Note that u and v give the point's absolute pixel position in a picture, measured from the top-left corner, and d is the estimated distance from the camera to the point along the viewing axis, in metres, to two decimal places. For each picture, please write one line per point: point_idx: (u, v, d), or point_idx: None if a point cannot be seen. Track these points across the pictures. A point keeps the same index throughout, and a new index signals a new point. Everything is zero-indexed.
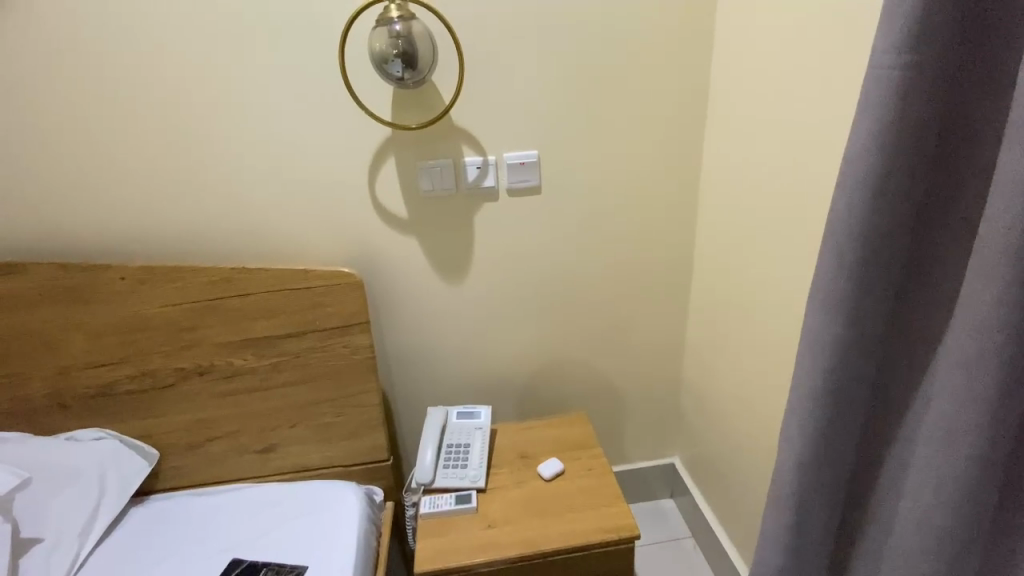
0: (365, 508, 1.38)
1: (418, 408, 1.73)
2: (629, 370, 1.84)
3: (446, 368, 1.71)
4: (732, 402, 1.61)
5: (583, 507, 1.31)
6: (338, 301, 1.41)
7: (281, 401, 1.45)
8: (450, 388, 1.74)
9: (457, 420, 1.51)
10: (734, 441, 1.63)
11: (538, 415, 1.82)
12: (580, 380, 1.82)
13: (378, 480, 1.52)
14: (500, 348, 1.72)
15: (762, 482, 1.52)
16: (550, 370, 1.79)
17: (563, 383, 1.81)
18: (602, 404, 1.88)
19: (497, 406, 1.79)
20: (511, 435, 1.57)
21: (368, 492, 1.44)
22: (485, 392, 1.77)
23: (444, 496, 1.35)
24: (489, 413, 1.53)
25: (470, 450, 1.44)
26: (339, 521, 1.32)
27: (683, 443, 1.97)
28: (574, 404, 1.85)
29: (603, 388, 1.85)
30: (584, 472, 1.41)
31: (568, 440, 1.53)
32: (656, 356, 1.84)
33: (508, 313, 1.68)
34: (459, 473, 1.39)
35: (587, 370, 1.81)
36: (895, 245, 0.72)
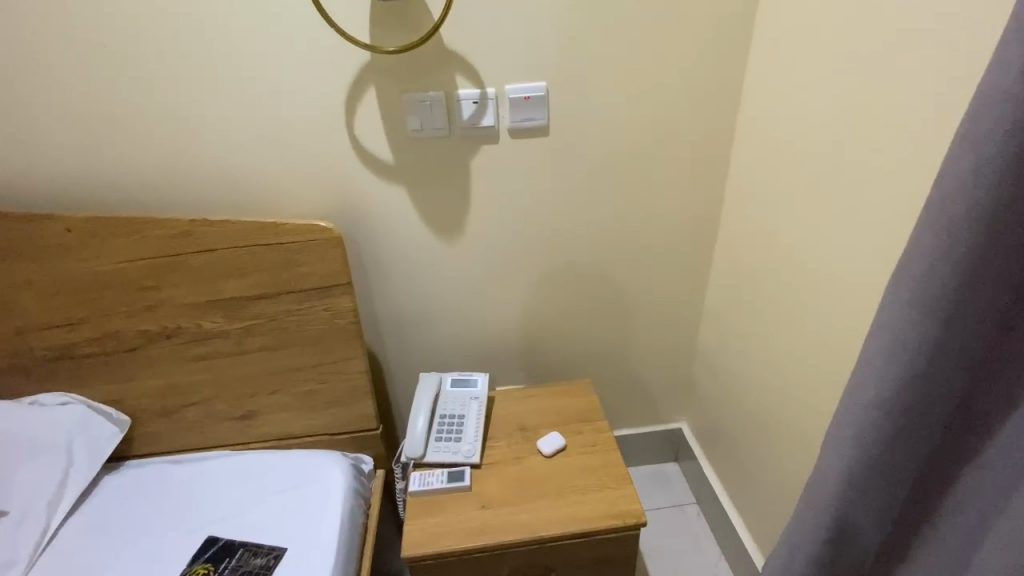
0: (352, 482, 1.29)
1: (410, 372, 1.61)
2: (639, 335, 1.69)
3: (439, 331, 1.57)
4: (750, 376, 1.47)
5: (584, 489, 1.20)
6: (315, 260, 1.25)
7: (258, 367, 1.32)
8: (444, 353, 1.60)
9: (451, 388, 1.41)
10: (748, 416, 1.51)
11: (539, 379, 1.70)
12: (586, 345, 1.68)
13: (368, 449, 1.43)
14: (498, 310, 1.57)
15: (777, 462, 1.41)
16: (553, 334, 1.64)
17: (565, 348, 1.67)
18: (608, 369, 1.75)
19: (495, 371, 1.67)
20: (509, 405, 1.45)
21: (355, 464, 1.35)
22: (482, 357, 1.63)
23: (435, 472, 1.25)
24: (486, 381, 1.42)
25: (464, 422, 1.34)
26: (323, 497, 1.24)
27: (693, 410, 1.86)
28: (578, 369, 1.72)
29: (610, 353, 1.71)
30: (587, 449, 1.30)
31: (570, 412, 1.41)
32: (671, 322, 1.68)
33: (507, 273, 1.51)
34: (453, 447, 1.29)
35: (593, 335, 1.67)
36: (1010, 261, 0.55)
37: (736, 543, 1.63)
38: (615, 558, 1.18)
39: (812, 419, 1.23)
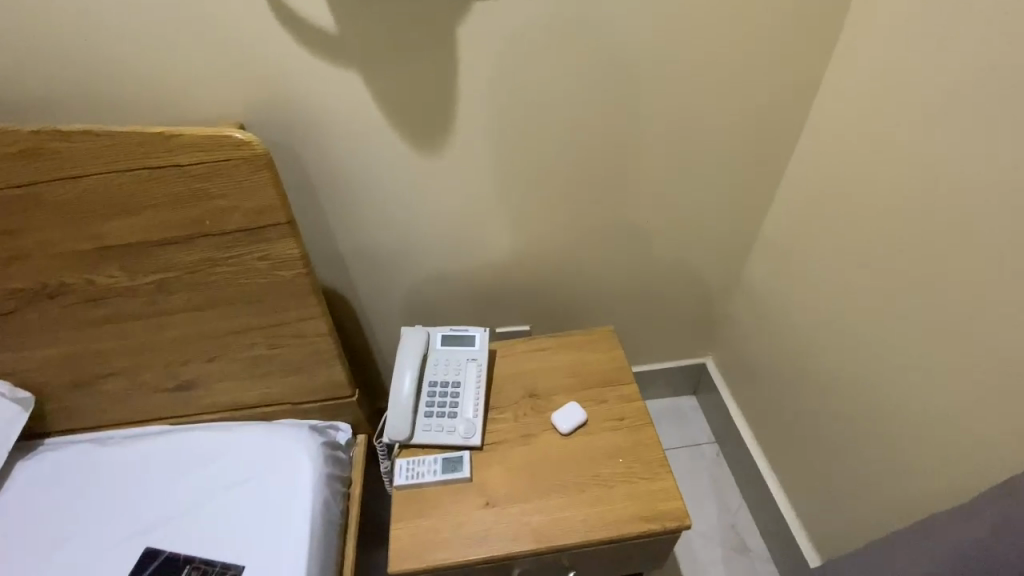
0: (323, 469, 1.04)
1: (390, 317, 1.29)
2: (672, 265, 1.37)
3: (419, 269, 1.22)
4: (811, 324, 1.18)
5: (611, 480, 0.97)
6: (236, 191, 0.87)
7: (185, 331, 1.00)
8: (431, 293, 1.27)
9: (442, 346, 1.12)
10: (801, 370, 1.24)
11: (546, 318, 1.41)
12: (606, 278, 1.36)
13: (344, 415, 1.17)
14: (501, 241, 1.21)
15: (833, 431, 1.16)
16: (567, 267, 1.31)
17: (581, 282, 1.35)
18: (629, 305, 1.44)
19: (494, 312, 1.36)
20: (515, 362, 1.17)
21: (326, 441, 1.10)
22: (479, 296, 1.31)
23: (426, 459, 1.01)
24: (485, 338, 1.12)
25: (460, 391, 1.07)
26: (287, 493, 1.00)
27: (722, 346, 1.60)
28: (594, 306, 1.41)
29: (634, 286, 1.40)
30: (613, 425, 1.05)
31: (590, 372, 1.14)
32: (714, 246, 1.35)
33: (512, 191, 1.13)
34: (447, 423, 1.04)
35: (615, 265, 1.34)
36: None
37: (761, 493, 1.47)
38: (645, 555, 0.99)
39: (902, 392, 0.96)
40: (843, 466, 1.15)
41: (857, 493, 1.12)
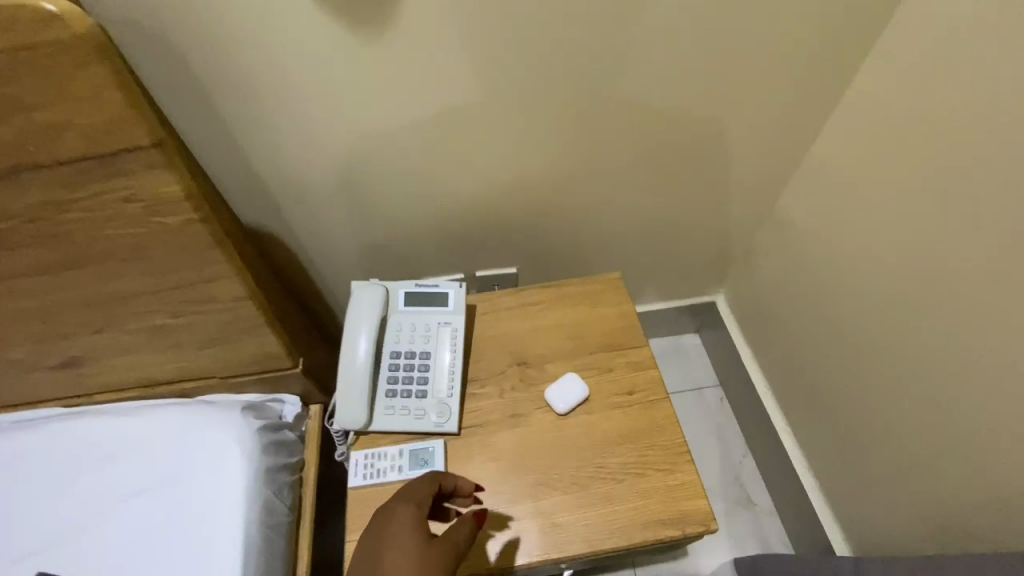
0: (262, 465, 0.84)
1: (338, 259, 1.05)
2: (687, 189, 1.10)
3: (375, 196, 0.96)
4: (864, 264, 0.96)
5: (622, 472, 0.79)
6: (58, 100, 0.56)
7: (50, 298, 0.74)
8: (387, 230, 1.02)
9: (405, 306, 0.87)
10: (842, 318, 1.04)
11: (536, 257, 1.16)
12: (607, 206, 1.10)
13: (291, 387, 0.96)
14: (471, 161, 0.94)
15: (876, 391, 0.99)
16: (559, 192, 1.04)
17: (576, 212, 1.09)
18: (632, 239, 1.19)
19: (468, 250, 1.11)
20: (499, 322, 0.94)
21: (263, 423, 0.89)
22: (449, 230, 1.06)
23: (388, 452, 0.80)
24: (461, 295, 0.88)
25: (431, 364, 0.84)
26: (215, 501, 0.80)
27: (737, 282, 1.38)
28: (590, 239, 1.16)
29: (639, 216, 1.14)
30: (623, 402, 0.85)
31: (593, 333, 0.92)
32: (741, 164, 1.08)
33: (491, 89, 0.85)
34: (416, 406, 0.82)
35: (618, 190, 1.07)
36: None
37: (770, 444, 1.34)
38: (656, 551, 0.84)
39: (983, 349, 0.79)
40: (879, 431, 1.00)
41: (898, 466, 0.97)
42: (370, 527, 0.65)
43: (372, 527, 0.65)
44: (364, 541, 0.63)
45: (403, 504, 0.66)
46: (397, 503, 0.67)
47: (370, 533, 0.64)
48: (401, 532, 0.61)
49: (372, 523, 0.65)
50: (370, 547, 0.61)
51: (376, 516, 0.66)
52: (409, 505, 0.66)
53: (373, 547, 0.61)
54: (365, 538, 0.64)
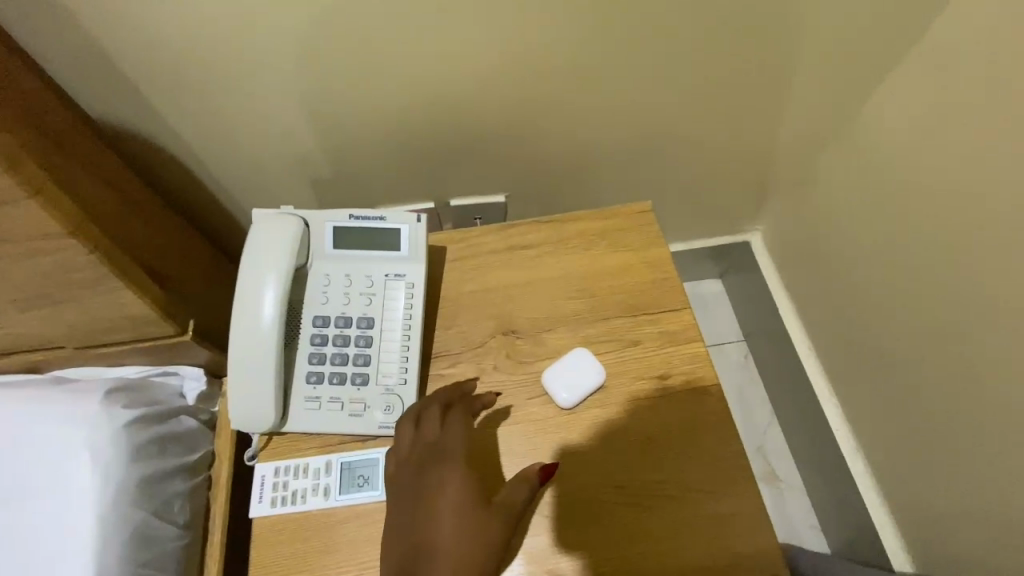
0: (132, 475, 0.60)
1: (242, 172, 0.75)
2: (731, 83, 0.78)
3: (261, 74, 0.65)
4: (938, 198, 0.64)
5: (649, 495, 0.54)
6: None
7: None
8: (310, 131, 0.72)
9: (335, 249, 0.58)
10: (900, 272, 0.74)
11: (531, 183, 0.86)
12: (619, 105, 0.77)
13: (188, 355, 0.69)
14: (404, 25, 0.63)
15: (953, 379, 0.70)
16: (550, 82, 0.72)
17: (583, 114, 0.77)
18: (657, 158, 0.87)
19: (434, 168, 0.80)
20: (475, 274, 0.66)
21: (139, 412, 0.63)
22: (399, 136, 0.74)
23: (307, 467, 0.54)
24: (422, 233, 0.58)
25: (373, 336, 0.57)
26: (56, 530, 0.56)
27: (773, 218, 1.05)
28: (601, 159, 0.84)
29: (667, 123, 0.82)
30: (654, 392, 0.59)
31: (610, 290, 0.65)
32: (806, 48, 0.75)
33: None
34: (351, 398, 0.55)
35: (638, 82, 0.75)
36: None
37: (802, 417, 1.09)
38: None
39: None
40: (950, 427, 0.73)
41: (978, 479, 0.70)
42: (404, 448, 0.51)
43: (404, 447, 0.51)
44: (399, 466, 0.50)
45: (443, 422, 0.52)
46: (433, 420, 0.52)
47: (406, 458, 0.50)
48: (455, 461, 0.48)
49: (405, 442, 0.51)
50: (412, 477, 0.48)
51: (406, 433, 0.51)
52: (454, 422, 0.51)
53: (417, 478, 0.48)
54: (398, 462, 0.50)
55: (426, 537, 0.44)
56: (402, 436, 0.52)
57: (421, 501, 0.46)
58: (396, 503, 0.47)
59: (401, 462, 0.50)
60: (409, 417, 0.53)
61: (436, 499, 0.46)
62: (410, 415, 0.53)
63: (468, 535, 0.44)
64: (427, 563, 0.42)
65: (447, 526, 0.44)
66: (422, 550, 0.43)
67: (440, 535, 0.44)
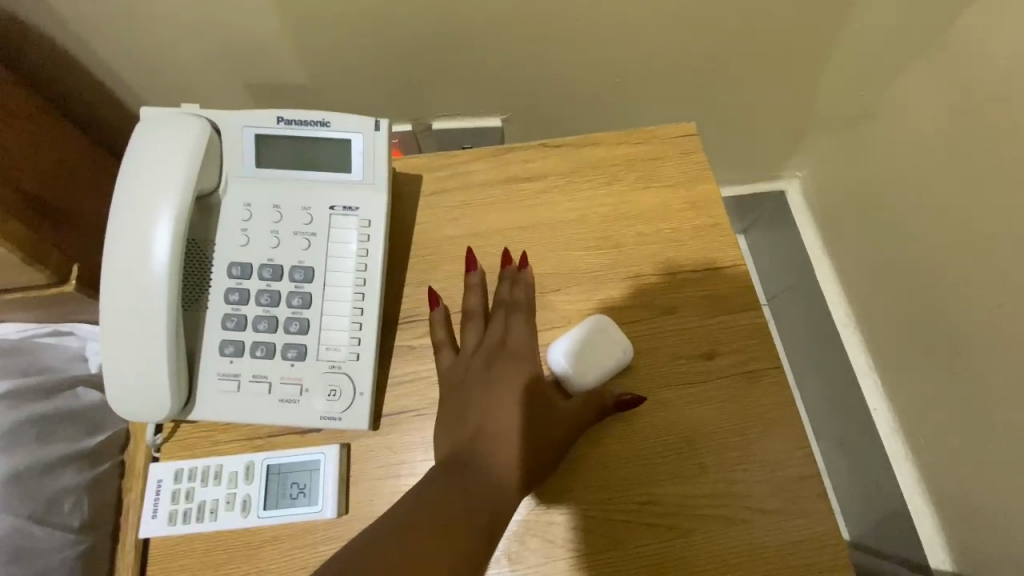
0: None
1: (146, 75, 0.56)
2: None
3: None
4: None
5: (690, 515, 0.40)
6: None
7: None
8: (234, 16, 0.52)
9: (257, 169, 0.41)
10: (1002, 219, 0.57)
11: (535, 102, 0.67)
12: None
13: (90, 312, 0.54)
14: None
15: None
16: None
17: (605, 5, 0.58)
18: (691, 69, 0.68)
19: (409, 75, 0.61)
20: (460, 213, 0.50)
21: (9, 387, 0.49)
22: (359, 26, 0.55)
23: (220, 473, 0.40)
24: (384, 148, 0.41)
25: (313, 293, 0.41)
26: None
27: (818, 160, 0.88)
28: (621, 65, 0.65)
29: (710, 23, 0.63)
30: (698, 378, 0.44)
31: (639, 241, 0.48)
32: None
33: None
34: (281, 377, 0.40)
35: None
36: None
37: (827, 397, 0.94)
38: None
39: None
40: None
41: None
42: (464, 343, 0.43)
43: (463, 341, 0.43)
44: (455, 361, 0.42)
45: (507, 314, 0.43)
46: (497, 317, 0.43)
47: (465, 354, 0.42)
48: (524, 360, 0.41)
49: (468, 339, 0.43)
50: (470, 370, 0.41)
51: (469, 332, 0.43)
52: (517, 320, 0.43)
53: (475, 370, 0.40)
54: (454, 356, 0.43)
55: (485, 427, 0.38)
56: (462, 333, 0.44)
57: (479, 391, 0.39)
58: (448, 394, 0.40)
59: (456, 355, 0.43)
60: (470, 313, 0.44)
61: (500, 392, 0.39)
62: (470, 309, 0.45)
63: (528, 431, 0.38)
64: (483, 453, 0.37)
65: (506, 417, 0.38)
66: (477, 440, 0.37)
67: (499, 427, 0.38)
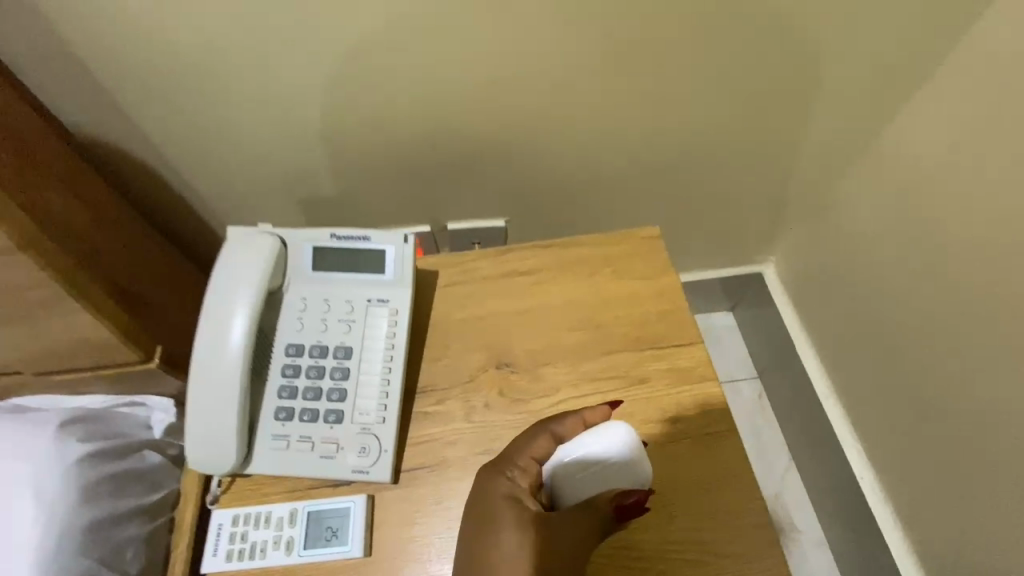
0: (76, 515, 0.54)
1: (221, 192, 0.70)
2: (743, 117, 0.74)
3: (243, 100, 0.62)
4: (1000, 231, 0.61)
5: (661, 558, 0.47)
6: None
7: None
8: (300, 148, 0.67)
9: (313, 271, 0.54)
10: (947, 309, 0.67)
11: (532, 208, 0.81)
12: (624, 131, 0.73)
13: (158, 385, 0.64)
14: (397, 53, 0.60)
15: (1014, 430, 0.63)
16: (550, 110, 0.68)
17: (585, 140, 0.73)
18: (670, 178, 0.80)
19: (427, 191, 0.75)
20: (469, 300, 0.61)
21: (96, 448, 0.58)
22: (388, 161, 0.70)
23: (268, 516, 0.48)
24: (408, 255, 0.54)
25: (351, 367, 0.51)
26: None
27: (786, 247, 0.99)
28: (605, 177, 0.79)
29: (689, 143, 0.76)
30: (667, 436, 0.52)
31: (616, 321, 0.59)
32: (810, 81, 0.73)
33: None
34: (322, 437, 0.50)
35: (645, 112, 0.71)
36: None
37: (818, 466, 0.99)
38: None
39: None
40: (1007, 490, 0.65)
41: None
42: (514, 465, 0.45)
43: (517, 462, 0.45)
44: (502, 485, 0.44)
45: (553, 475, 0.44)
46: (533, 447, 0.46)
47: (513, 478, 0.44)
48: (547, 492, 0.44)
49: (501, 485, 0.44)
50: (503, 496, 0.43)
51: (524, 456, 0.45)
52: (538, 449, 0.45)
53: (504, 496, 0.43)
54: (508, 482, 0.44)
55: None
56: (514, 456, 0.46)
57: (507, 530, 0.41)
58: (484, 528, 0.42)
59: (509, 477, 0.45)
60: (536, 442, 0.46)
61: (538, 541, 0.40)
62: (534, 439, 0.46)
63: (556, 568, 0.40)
64: None
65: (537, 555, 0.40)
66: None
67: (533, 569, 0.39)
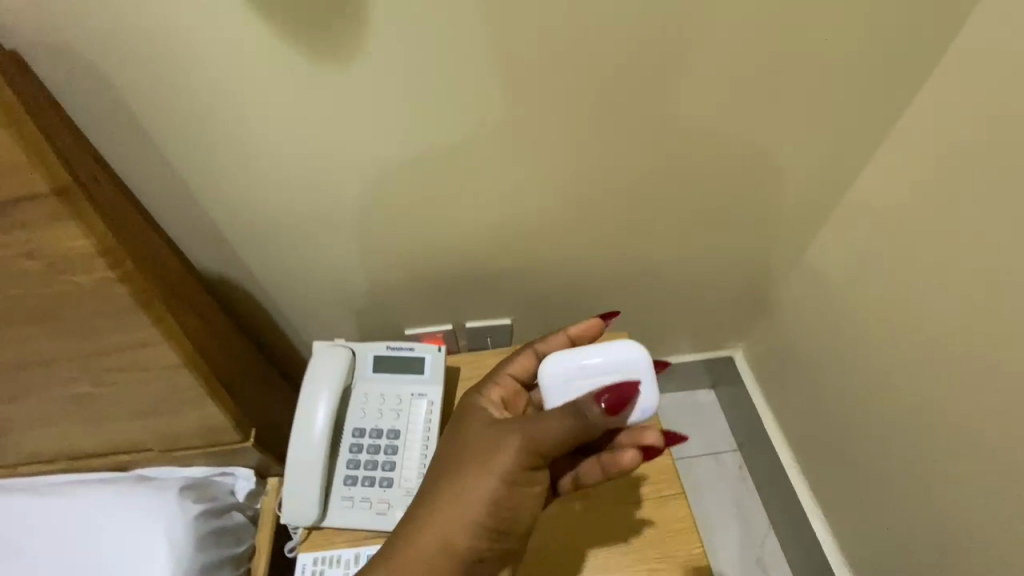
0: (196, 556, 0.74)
1: (299, 309, 0.92)
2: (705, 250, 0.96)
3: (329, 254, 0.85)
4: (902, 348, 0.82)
5: None
6: None
7: None
8: (367, 280, 0.89)
9: (374, 373, 0.75)
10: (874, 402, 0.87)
11: (535, 313, 1.02)
12: (608, 262, 0.95)
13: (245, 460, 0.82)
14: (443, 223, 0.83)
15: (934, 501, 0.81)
16: (551, 251, 0.90)
17: (578, 268, 0.95)
18: (653, 289, 1.02)
19: (454, 304, 0.97)
20: None
21: (206, 507, 0.77)
22: (425, 285, 0.92)
23: (341, 558, 0.66)
24: (442, 362, 0.75)
25: (399, 444, 0.71)
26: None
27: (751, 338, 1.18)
28: (593, 291, 1.00)
29: (662, 267, 0.97)
30: None
31: None
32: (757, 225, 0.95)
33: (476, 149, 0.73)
34: (378, 497, 0.68)
35: (626, 249, 0.93)
36: None
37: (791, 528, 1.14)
38: None
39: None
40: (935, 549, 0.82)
41: None
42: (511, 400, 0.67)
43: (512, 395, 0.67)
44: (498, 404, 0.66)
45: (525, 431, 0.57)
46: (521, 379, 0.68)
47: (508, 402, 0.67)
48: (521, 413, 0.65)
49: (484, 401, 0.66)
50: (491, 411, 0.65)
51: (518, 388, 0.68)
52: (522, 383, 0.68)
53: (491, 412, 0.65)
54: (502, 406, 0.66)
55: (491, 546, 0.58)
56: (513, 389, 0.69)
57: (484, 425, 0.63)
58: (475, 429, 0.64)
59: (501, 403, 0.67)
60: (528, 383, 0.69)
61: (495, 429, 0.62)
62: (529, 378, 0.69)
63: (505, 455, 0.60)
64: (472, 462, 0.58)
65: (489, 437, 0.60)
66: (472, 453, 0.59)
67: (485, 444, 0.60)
